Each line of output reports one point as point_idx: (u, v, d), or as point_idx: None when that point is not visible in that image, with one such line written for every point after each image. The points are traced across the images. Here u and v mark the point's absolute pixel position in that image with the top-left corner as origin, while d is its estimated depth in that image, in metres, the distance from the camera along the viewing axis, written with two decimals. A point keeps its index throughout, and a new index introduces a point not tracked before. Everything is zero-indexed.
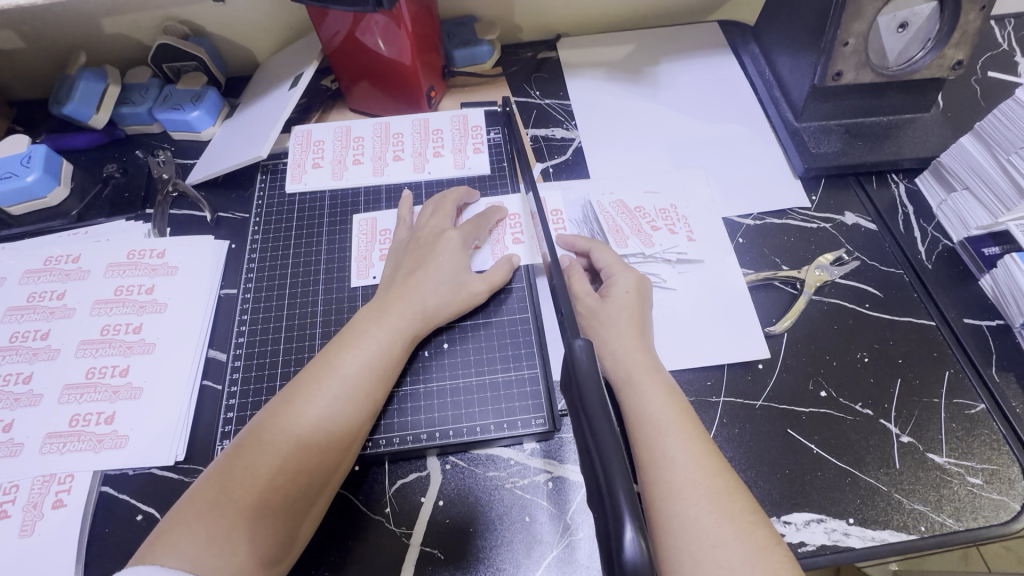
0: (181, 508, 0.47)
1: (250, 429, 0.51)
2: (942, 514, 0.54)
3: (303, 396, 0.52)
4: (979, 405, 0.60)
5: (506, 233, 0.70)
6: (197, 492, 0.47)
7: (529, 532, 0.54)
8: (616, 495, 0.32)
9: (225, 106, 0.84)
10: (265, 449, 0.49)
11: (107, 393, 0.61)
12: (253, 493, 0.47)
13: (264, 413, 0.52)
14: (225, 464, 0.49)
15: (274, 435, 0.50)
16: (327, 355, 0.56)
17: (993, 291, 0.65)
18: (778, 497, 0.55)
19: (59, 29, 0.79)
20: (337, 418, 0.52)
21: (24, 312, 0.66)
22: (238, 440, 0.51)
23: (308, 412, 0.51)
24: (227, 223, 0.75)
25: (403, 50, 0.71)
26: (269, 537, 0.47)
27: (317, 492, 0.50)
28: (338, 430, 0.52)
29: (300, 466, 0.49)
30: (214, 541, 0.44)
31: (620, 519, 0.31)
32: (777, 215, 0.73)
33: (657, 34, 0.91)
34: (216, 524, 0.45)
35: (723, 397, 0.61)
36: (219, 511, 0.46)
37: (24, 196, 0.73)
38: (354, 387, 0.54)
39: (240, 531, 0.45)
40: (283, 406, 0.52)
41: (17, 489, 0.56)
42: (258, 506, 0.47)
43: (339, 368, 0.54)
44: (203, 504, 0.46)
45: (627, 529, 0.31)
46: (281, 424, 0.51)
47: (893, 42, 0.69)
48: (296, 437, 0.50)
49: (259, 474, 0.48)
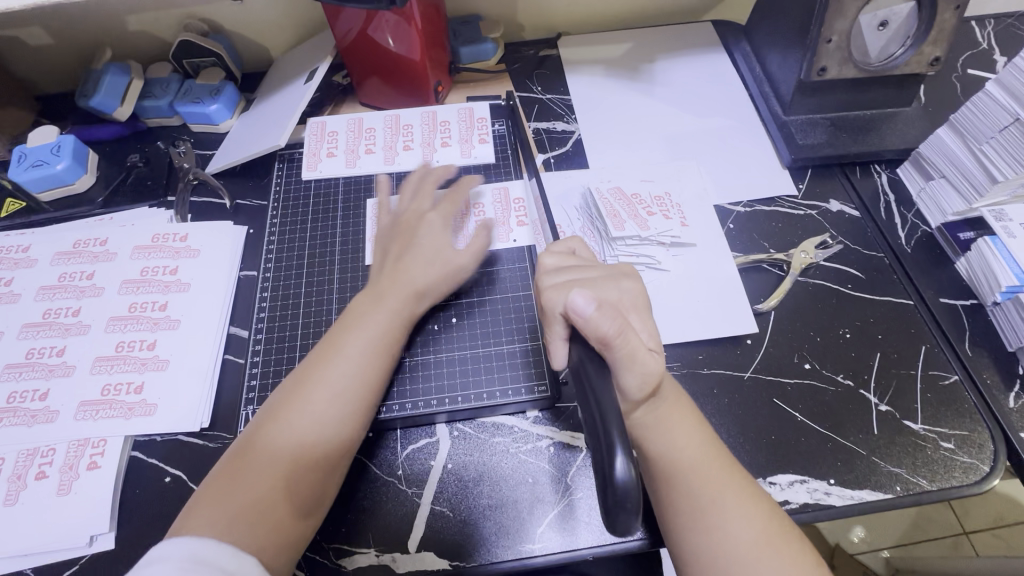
0: (226, 463, 0.52)
1: (286, 388, 0.56)
2: (917, 475, 0.58)
3: (332, 358, 0.57)
4: (953, 377, 0.64)
5: (469, 215, 0.74)
6: (240, 448, 0.53)
7: (533, 493, 0.58)
8: (609, 431, 0.40)
9: (241, 100, 0.88)
10: (302, 408, 0.55)
11: (136, 364, 0.65)
12: (294, 450, 0.53)
13: (294, 376, 0.57)
14: (263, 423, 0.54)
15: (310, 395, 0.55)
16: (345, 324, 0.60)
17: (968, 273, 0.69)
18: (763, 461, 0.59)
19: (84, 26, 0.83)
20: (365, 378, 0.57)
21: (56, 290, 0.70)
22: (273, 400, 0.56)
23: (340, 373, 0.57)
24: (245, 210, 0.79)
25: (412, 47, 0.76)
26: (310, 487, 0.53)
27: (339, 462, 0.55)
28: (366, 390, 0.57)
29: (335, 424, 0.55)
30: (248, 512, 0.49)
31: (612, 450, 0.39)
32: (766, 203, 0.77)
33: (652, 33, 0.96)
34: (261, 477, 0.51)
35: (712, 369, 0.65)
36: (263, 466, 0.52)
37: (53, 183, 0.77)
38: (375, 352, 0.59)
39: (272, 502, 0.50)
40: (315, 368, 0.57)
41: (54, 452, 0.60)
42: (298, 462, 0.52)
43: (358, 335, 0.59)
44: (246, 459, 0.52)
45: (618, 458, 0.38)
46: (315, 385, 0.56)
47: (874, 39, 0.75)
48: (329, 397, 0.55)
49: (297, 432, 0.53)
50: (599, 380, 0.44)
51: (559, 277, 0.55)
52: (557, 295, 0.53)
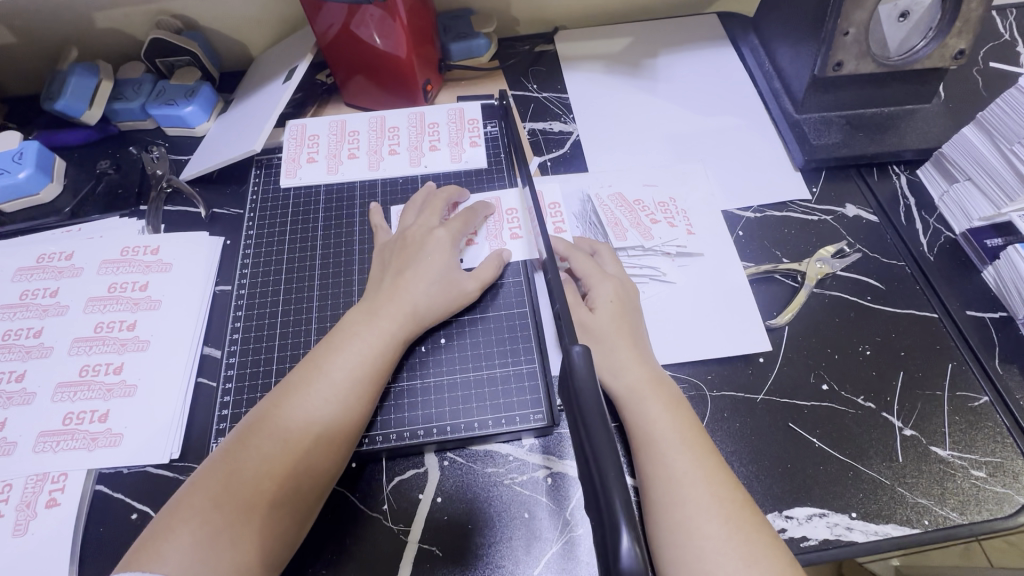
0: (205, 477, 0.48)
1: (275, 397, 0.52)
2: (946, 507, 0.53)
3: (324, 368, 0.53)
4: (983, 398, 0.59)
5: (503, 228, 0.69)
6: (224, 459, 0.49)
7: (530, 529, 0.53)
8: (612, 498, 0.31)
9: (219, 101, 0.83)
10: (293, 417, 0.50)
11: (101, 390, 0.60)
12: (281, 464, 0.48)
13: (285, 385, 0.53)
14: (250, 434, 0.50)
15: (301, 406, 0.51)
16: (334, 339, 0.56)
17: (996, 283, 0.64)
18: (779, 492, 0.55)
19: (50, 23, 0.78)
20: (360, 391, 0.53)
21: (17, 309, 0.65)
22: (261, 409, 0.52)
23: (333, 385, 0.52)
24: (222, 219, 0.74)
25: (398, 44, 0.71)
26: (297, 504, 0.48)
27: (308, 496, 0.49)
28: (362, 402, 0.53)
29: (327, 436, 0.51)
30: (201, 545, 0.44)
31: (616, 525, 0.30)
32: (777, 208, 0.72)
33: (655, 27, 0.90)
34: (244, 493, 0.47)
35: (722, 391, 0.60)
36: (246, 480, 0.47)
37: (16, 193, 0.72)
38: (367, 370, 0.54)
39: (226, 536, 0.45)
40: (307, 377, 0.53)
41: (11, 488, 0.55)
42: (287, 476, 0.48)
43: (349, 350, 0.55)
44: (230, 473, 0.48)
45: (623, 537, 0.29)
46: (306, 396, 0.52)
47: (894, 32, 0.68)
48: (324, 407, 0.51)
49: (287, 444, 0.49)
50: (591, 397, 0.36)
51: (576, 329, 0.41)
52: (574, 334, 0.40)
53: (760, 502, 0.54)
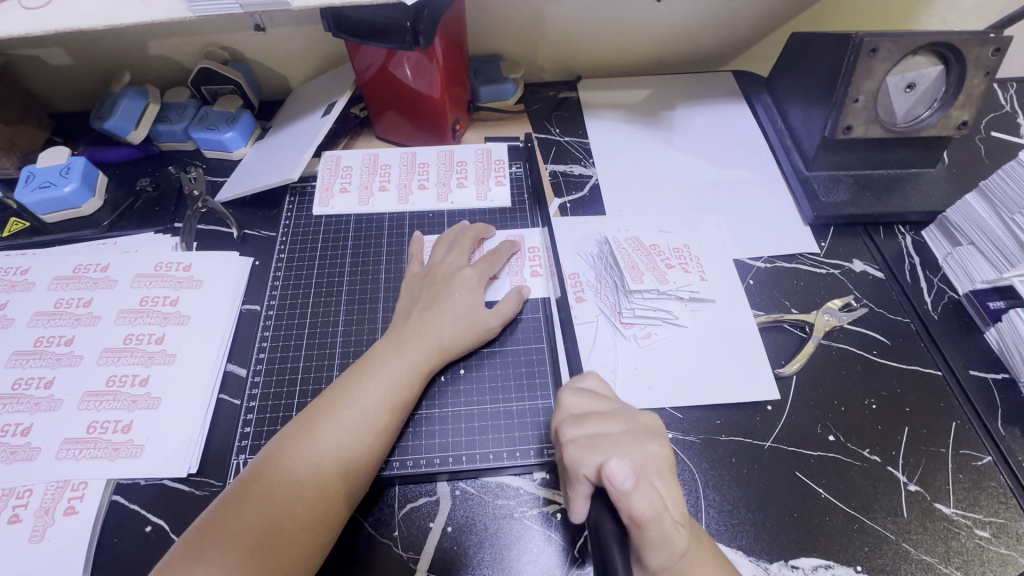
0: (235, 499, 0.49)
1: (304, 420, 0.54)
2: (950, 565, 0.54)
3: (353, 395, 0.55)
4: (986, 457, 0.60)
5: (524, 266, 0.72)
6: (253, 482, 0.50)
7: (538, 565, 0.54)
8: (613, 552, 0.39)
9: (256, 128, 0.87)
10: (322, 441, 0.52)
11: (126, 401, 0.62)
12: (311, 489, 0.50)
13: (314, 408, 0.55)
14: (278, 458, 0.51)
15: (329, 432, 0.53)
16: (364, 368, 0.58)
17: (998, 344, 0.66)
18: (786, 541, 0.55)
19: (108, 50, 0.83)
20: (384, 419, 0.55)
21: (51, 317, 0.68)
22: (290, 432, 0.53)
23: (359, 413, 0.54)
24: (252, 240, 0.77)
25: (432, 84, 0.75)
26: (324, 529, 0.49)
27: (334, 521, 0.50)
28: (386, 431, 0.55)
29: (354, 461, 0.52)
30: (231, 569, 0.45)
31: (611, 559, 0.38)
32: (787, 259, 0.75)
33: (672, 80, 0.95)
34: (275, 518, 0.48)
35: (731, 436, 0.61)
36: (277, 504, 0.49)
37: (59, 205, 0.75)
38: (393, 399, 0.56)
39: (256, 559, 0.46)
40: (335, 403, 0.55)
41: (30, 494, 0.56)
42: (315, 500, 0.50)
43: (379, 379, 0.56)
44: (260, 496, 0.49)
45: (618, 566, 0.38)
46: (334, 422, 0.53)
47: (901, 101, 0.73)
48: (352, 431, 0.53)
49: (316, 470, 0.51)
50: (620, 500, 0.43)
51: (578, 429, 0.51)
52: (583, 452, 0.49)
53: (766, 550, 0.55)
